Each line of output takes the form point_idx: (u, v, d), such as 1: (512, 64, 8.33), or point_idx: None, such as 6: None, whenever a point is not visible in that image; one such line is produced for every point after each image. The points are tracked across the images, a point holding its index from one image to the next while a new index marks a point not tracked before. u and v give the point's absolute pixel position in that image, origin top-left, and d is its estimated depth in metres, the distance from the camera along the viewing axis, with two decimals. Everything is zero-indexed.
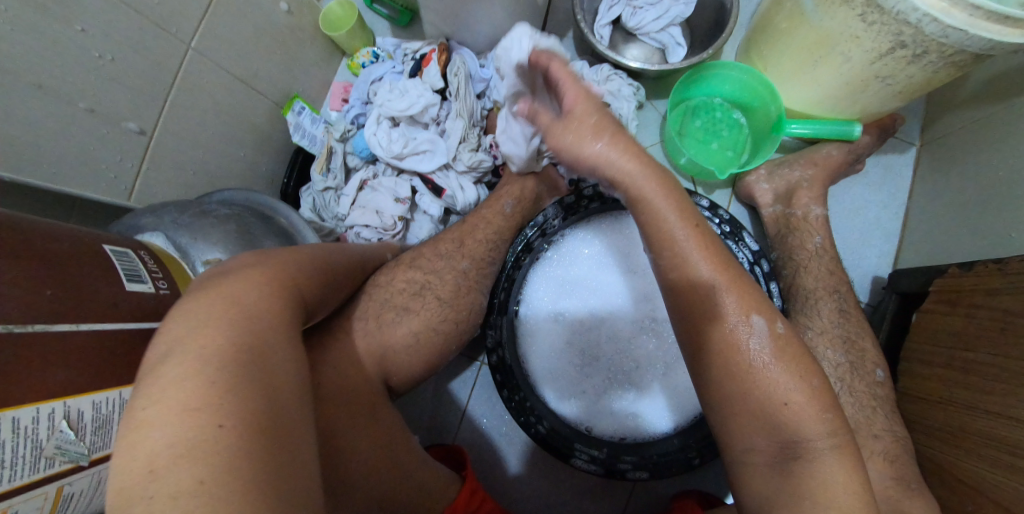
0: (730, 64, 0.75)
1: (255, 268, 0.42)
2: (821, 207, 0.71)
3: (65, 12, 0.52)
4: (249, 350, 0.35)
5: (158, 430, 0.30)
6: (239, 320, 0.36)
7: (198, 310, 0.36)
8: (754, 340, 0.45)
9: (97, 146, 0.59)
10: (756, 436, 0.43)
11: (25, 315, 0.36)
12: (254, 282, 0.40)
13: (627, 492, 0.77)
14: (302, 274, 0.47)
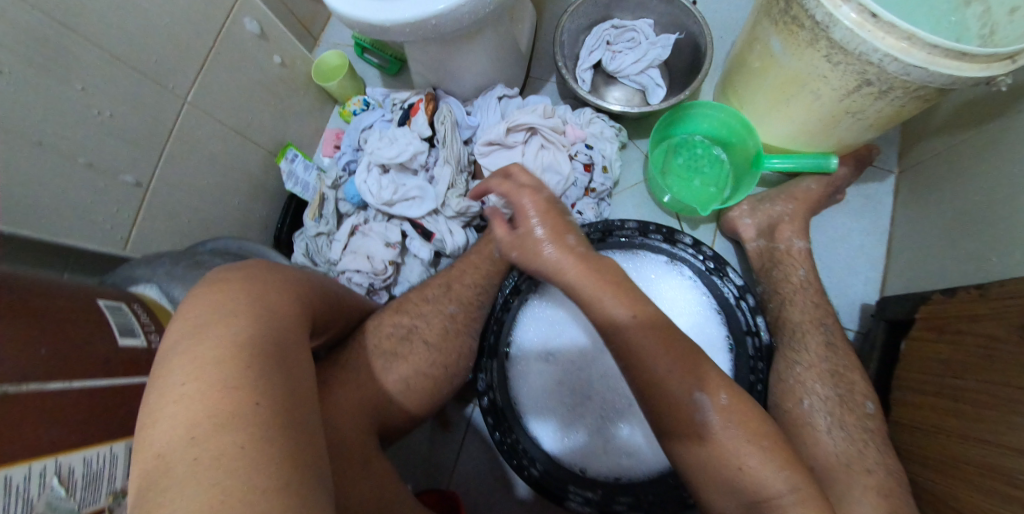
0: (707, 103, 0.78)
1: (274, 275, 0.47)
2: (804, 240, 0.72)
3: (65, 73, 0.55)
4: (275, 344, 0.39)
5: (196, 400, 0.33)
6: (265, 315, 0.41)
7: (227, 301, 0.40)
8: (700, 412, 0.48)
9: (95, 199, 0.61)
10: (721, 490, 0.46)
11: (17, 374, 0.37)
12: (275, 288, 0.45)
13: None
14: (313, 287, 0.52)
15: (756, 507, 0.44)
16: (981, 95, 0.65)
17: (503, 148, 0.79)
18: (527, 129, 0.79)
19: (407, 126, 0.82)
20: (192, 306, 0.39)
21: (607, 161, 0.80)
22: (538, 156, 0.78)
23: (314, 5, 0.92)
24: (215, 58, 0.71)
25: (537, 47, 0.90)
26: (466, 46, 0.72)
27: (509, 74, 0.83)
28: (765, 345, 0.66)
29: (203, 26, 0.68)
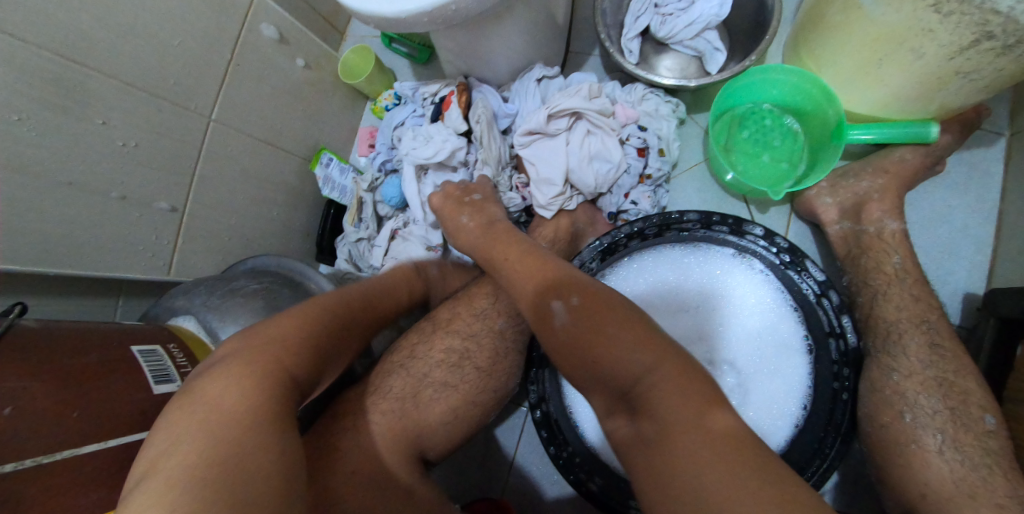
0: (779, 66, 0.67)
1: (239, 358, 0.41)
2: (898, 220, 0.62)
3: (85, 108, 0.53)
4: (221, 466, 0.34)
5: None
6: (217, 427, 0.36)
7: (181, 419, 0.36)
8: (557, 319, 0.46)
9: (130, 231, 0.60)
10: (601, 394, 0.43)
11: (47, 444, 0.36)
12: (236, 378, 0.39)
13: None
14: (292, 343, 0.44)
15: None
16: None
17: (546, 137, 0.72)
18: (571, 115, 0.71)
19: (441, 121, 0.76)
20: (187, 394, 0.38)
21: (662, 142, 0.72)
22: (584, 143, 0.71)
23: None
24: (235, 70, 0.67)
25: (577, 17, 0.81)
26: (495, 29, 0.64)
27: (547, 53, 0.75)
28: (852, 349, 0.58)
29: (218, 38, 0.64)
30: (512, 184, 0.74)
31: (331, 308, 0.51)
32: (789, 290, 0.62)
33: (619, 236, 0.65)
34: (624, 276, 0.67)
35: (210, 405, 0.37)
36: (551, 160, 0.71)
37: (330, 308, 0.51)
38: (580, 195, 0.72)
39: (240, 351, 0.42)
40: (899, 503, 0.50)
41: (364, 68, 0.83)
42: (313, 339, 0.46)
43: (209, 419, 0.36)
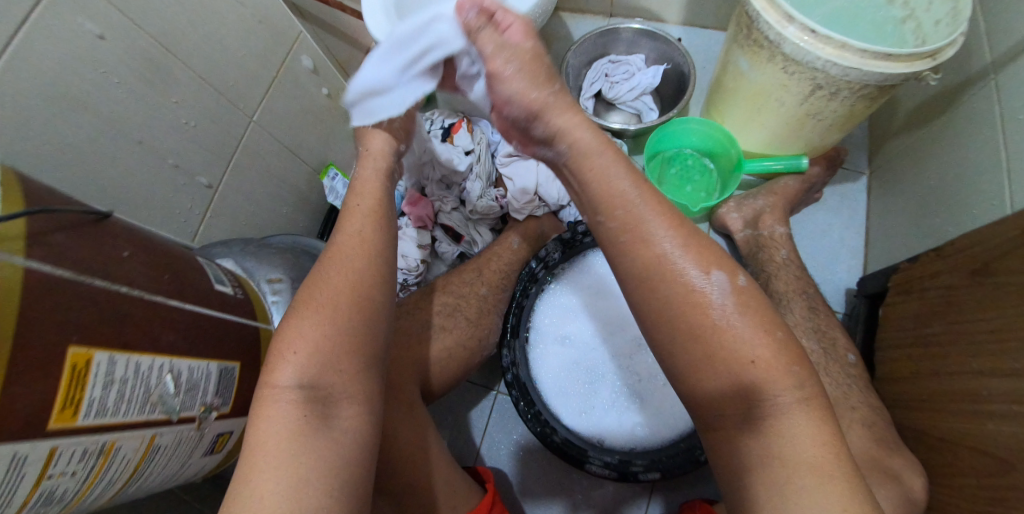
0: (692, 119, 0.89)
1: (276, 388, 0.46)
2: (784, 226, 0.83)
3: (165, 87, 0.67)
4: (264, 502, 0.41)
5: None
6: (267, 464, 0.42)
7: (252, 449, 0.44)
8: (716, 295, 0.42)
9: (172, 196, 0.70)
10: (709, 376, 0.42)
11: (150, 288, 0.45)
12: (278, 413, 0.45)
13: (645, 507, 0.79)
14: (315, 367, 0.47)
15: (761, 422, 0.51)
16: (922, 99, 0.78)
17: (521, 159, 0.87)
18: None
19: (449, 143, 0.88)
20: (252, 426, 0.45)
21: None
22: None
23: None
24: (275, 86, 0.83)
25: None
26: None
27: None
28: None
29: (268, 60, 0.81)
30: (493, 196, 0.88)
31: (314, 293, 0.49)
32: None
33: (575, 232, 0.81)
34: (580, 269, 0.83)
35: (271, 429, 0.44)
36: (524, 175, 0.86)
37: (315, 295, 0.49)
38: (546, 207, 0.87)
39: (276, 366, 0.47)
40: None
41: None
42: (326, 347, 0.47)
43: (270, 446, 0.43)
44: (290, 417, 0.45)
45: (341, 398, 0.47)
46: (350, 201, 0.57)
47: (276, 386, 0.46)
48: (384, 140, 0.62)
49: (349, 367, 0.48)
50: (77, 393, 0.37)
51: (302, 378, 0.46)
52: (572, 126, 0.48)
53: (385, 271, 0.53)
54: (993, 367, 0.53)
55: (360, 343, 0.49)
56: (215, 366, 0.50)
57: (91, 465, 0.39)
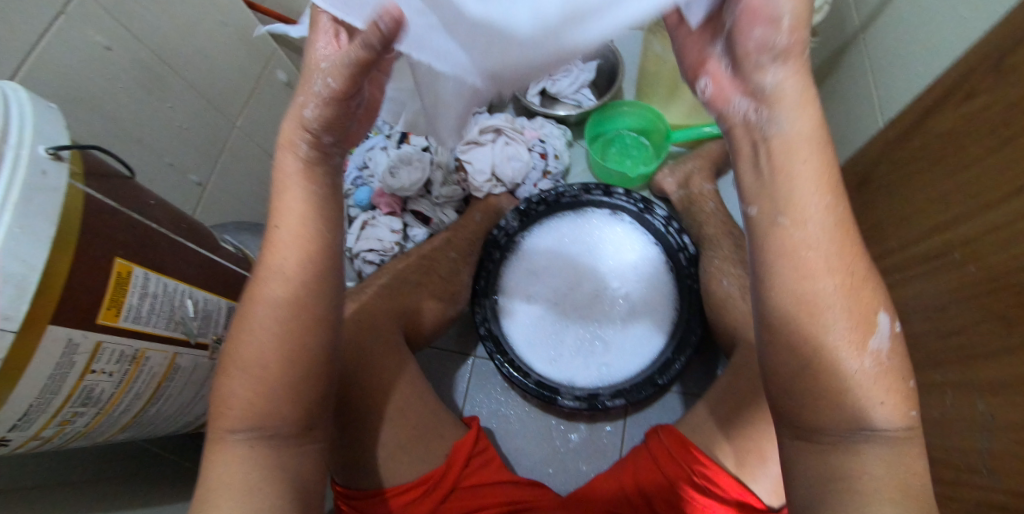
0: (622, 103, 1.00)
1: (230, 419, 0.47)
2: (711, 183, 0.95)
3: (163, 95, 0.74)
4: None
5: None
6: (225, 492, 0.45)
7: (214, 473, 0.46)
8: (876, 341, 0.39)
9: (169, 190, 0.76)
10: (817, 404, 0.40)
11: (176, 229, 0.54)
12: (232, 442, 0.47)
13: (619, 438, 0.87)
14: (265, 399, 0.47)
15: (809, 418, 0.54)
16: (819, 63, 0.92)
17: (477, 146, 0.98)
18: (495, 131, 0.98)
19: (407, 144, 0.99)
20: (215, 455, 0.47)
21: (558, 152, 1.03)
22: (504, 150, 0.97)
23: None
24: (254, 97, 0.91)
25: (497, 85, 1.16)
26: None
27: None
28: (693, 255, 0.86)
29: (248, 73, 0.89)
30: (454, 181, 0.99)
31: (243, 351, 0.47)
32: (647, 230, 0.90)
33: (531, 202, 0.90)
34: (538, 235, 0.91)
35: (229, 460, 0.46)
36: (482, 159, 0.96)
37: (243, 349, 0.47)
38: (505, 186, 0.97)
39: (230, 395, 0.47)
40: (725, 333, 0.77)
41: None
42: (276, 380, 0.47)
43: (226, 475, 0.46)
44: (244, 444, 0.47)
45: (279, 437, 0.48)
46: (272, 226, 0.48)
47: (224, 428, 0.47)
48: (296, 123, 0.46)
49: (286, 415, 0.48)
50: (120, 298, 0.44)
51: (245, 422, 0.47)
52: (784, 93, 0.38)
53: (309, 324, 0.48)
54: (881, 255, 0.64)
55: (315, 381, 0.49)
56: (225, 302, 0.57)
57: (125, 370, 0.46)
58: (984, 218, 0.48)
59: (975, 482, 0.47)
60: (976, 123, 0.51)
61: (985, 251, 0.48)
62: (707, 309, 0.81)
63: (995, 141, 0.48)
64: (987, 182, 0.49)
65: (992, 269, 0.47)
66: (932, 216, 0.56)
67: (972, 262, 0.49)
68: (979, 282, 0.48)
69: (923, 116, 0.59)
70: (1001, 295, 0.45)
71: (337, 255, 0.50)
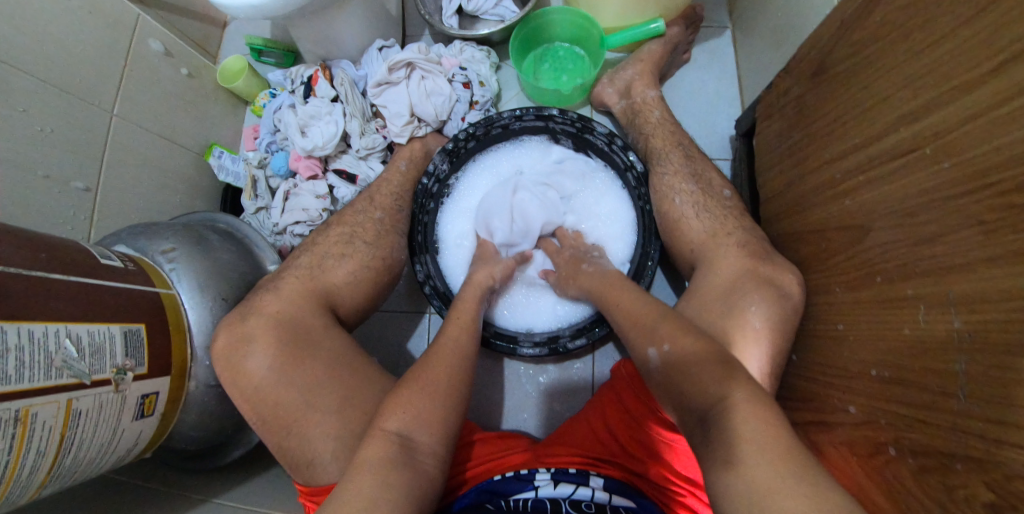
0: (550, 9, 0.87)
1: (397, 418, 0.54)
2: (655, 89, 0.86)
3: (7, 97, 0.62)
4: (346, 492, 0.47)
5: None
6: (374, 475, 0.48)
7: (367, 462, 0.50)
8: (652, 362, 0.57)
9: (51, 206, 0.66)
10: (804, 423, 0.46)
11: (27, 265, 0.46)
12: (386, 442, 0.52)
13: (590, 371, 0.87)
14: (432, 412, 0.55)
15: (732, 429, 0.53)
16: None
17: (391, 86, 0.89)
18: (407, 65, 0.88)
19: (314, 97, 0.90)
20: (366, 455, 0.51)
21: (482, 77, 0.91)
22: (421, 86, 0.88)
23: (207, 25, 0.99)
24: (129, 74, 0.78)
25: (406, 9, 1.01)
26: (338, 14, 0.83)
27: (386, 31, 0.94)
28: (641, 174, 0.81)
29: (112, 49, 0.76)
30: (374, 130, 0.91)
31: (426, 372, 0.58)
32: (588, 148, 0.86)
33: (459, 140, 0.83)
34: (472, 173, 0.87)
35: (378, 450, 0.51)
36: (398, 100, 0.88)
37: (426, 376, 0.58)
38: (427, 126, 0.90)
39: (404, 397, 0.56)
40: (682, 257, 0.73)
41: (239, 75, 0.95)
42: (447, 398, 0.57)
43: (376, 464, 0.49)
44: (391, 449, 0.51)
45: (426, 454, 0.52)
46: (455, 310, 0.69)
47: (384, 424, 0.53)
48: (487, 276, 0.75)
49: (428, 436, 0.54)
50: None
51: (407, 422, 0.54)
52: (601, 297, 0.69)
53: (467, 380, 0.60)
54: (838, 155, 0.57)
55: (459, 410, 0.58)
56: (117, 329, 0.51)
57: (11, 434, 0.41)
58: (960, 104, 0.41)
59: (949, 408, 0.42)
60: None
61: (959, 144, 0.42)
62: (661, 232, 0.77)
63: (970, 11, 0.41)
64: (960, 62, 0.42)
65: (971, 166, 0.40)
66: (894, 106, 0.49)
67: (947, 158, 0.43)
68: (952, 182, 0.42)
69: None
70: (982, 195, 0.39)
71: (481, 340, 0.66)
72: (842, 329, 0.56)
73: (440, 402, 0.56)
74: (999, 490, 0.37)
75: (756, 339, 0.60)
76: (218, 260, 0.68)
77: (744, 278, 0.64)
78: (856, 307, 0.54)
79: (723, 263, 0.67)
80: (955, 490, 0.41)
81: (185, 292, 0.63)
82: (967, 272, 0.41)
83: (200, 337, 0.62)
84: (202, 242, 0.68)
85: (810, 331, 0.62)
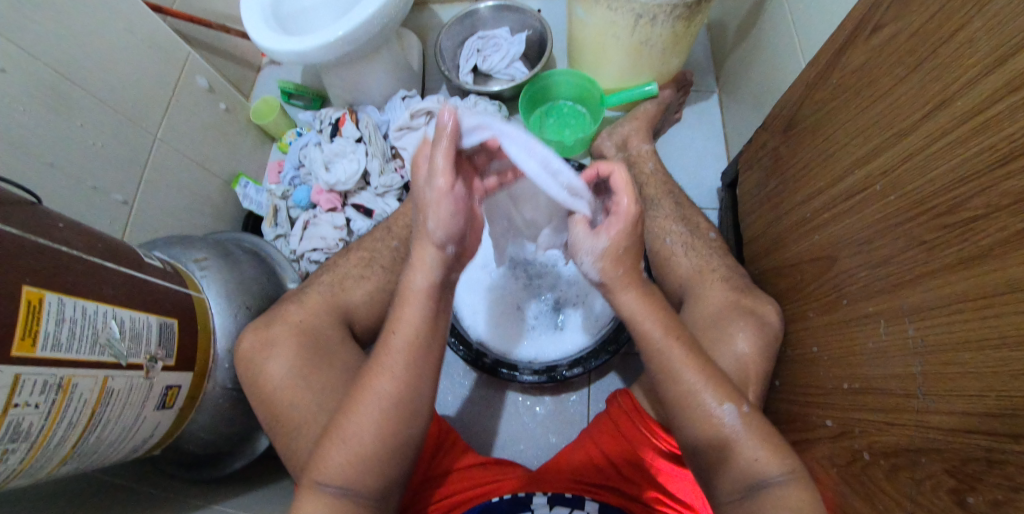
0: (555, 72, 0.99)
1: (330, 462, 0.49)
2: (648, 144, 0.95)
3: (68, 110, 0.69)
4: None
5: None
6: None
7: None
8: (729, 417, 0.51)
9: (94, 214, 0.72)
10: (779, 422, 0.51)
11: (87, 251, 0.51)
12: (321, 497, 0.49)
13: (585, 404, 0.90)
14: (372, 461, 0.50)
15: (755, 481, 0.49)
16: (746, 14, 0.93)
17: (411, 131, 0.98)
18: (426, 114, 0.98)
19: (339, 137, 0.99)
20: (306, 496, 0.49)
21: None
22: None
23: (244, 69, 1.10)
24: (174, 104, 0.86)
25: (427, 67, 1.13)
26: (369, 66, 0.94)
27: (408, 84, 1.05)
28: None
29: (163, 81, 0.84)
30: (392, 170, 0.99)
31: (353, 419, 0.50)
32: None
33: None
34: None
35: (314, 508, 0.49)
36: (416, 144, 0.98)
37: (349, 425, 0.50)
38: None
39: (332, 448, 0.50)
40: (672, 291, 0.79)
41: (270, 114, 1.04)
42: (388, 441, 0.50)
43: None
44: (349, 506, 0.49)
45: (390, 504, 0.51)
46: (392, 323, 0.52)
47: (316, 476, 0.49)
48: (429, 246, 0.51)
49: (376, 477, 0.50)
50: (35, 327, 0.42)
51: (337, 474, 0.49)
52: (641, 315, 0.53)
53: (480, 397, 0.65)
54: (810, 196, 0.65)
55: (402, 433, 0.51)
56: (154, 320, 0.55)
57: (51, 400, 0.43)
58: (900, 147, 0.50)
59: (911, 408, 0.46)
60: (895, 48, 0.51)
61: (903, 179, 0.49)
62: (653, 269, 0.84)
63: (904, 71, 0.50)
64: (898, 113, 0.51)
65: (909, 196, 0.48)
66: (851, 152, 0.57)
67: (893, 192, 0.50)
68: (898, 212, 0.50)
69: (839, 53, 0.60)
70: (922, 219, 0.46)
71: (436, 354, 0.53)
72: (816, 351, 0.62)
73: (389, 410, 0.50)
74: (959, 475, 0.41)
75: (746, 363, 0.64)
76: (243, 272, 0.73)
77: (731, 305, 0.70)
78: (828, 329, 0.60)
79: (710, 295, 0.73)
80: (923, 483, 0.45)
81: (212, 298, 0.67)
82: (915, 285, 0.47)
83: (223, 341, 0.66)
84: (229, 255, 0.73)
85: (790, 358, 0.67)
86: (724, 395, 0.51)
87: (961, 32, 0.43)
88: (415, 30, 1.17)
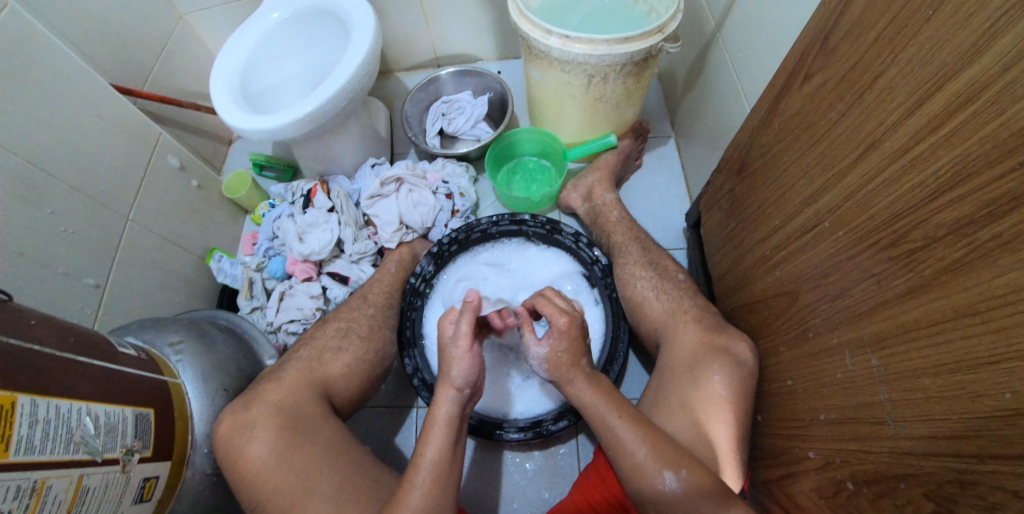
0: (518, 130, 1.04)
1: None
2: (611, 193, 0.99)
3: (38, 199, 0.69)
4: None
5: None
6: None
7: None
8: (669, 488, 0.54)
9: (64, 301, 0.71)
10: None
11: (59, 346, 0.50)
12: None
13: (574, 456, 0.89)
14: None
15: None
16: (692, 65, 1.00)
17: (383, 198, 1.01)
18: (396, 180, 1.01)
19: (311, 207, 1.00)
20: None
21: (463, 190, 1.04)
22: (408, 197, 1.00)
23: (215, 143, 1.12)
24: (145, 185, 0.87)
25: (395, 132, 1.17)
26: (337, 135, 0.97)
27: (378, 150, 1.09)
28: (606, 266, 0.91)
29: (134, 164, 0.85)
30: (366, 236, 1.00)
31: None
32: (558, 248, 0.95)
33: (442, 244, 0.93)
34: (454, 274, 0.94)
35: None
36: (388, 210, 0.99)
37: None
38: (413, 230, 1.00)
39: None
40: (648, 334, 0.81)
41: (243, 187, 1.06)
42: None
43: None
44: None
45: None
46: (418, 450, 0.55)
47: None
48: (449, 388, 0.57)
49: None
50: (7, 431, 0.41)
51: None
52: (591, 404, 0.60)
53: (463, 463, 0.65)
54: (767, 234, 0.69)
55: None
56: (130, 411, 0.54)
57: (25, 505, 0.42)
58: (839, 186, 0.54)
59: (884, 434, 0.48)
60: (823, 95, 0.56)
61: (847, 215, 0.53)
62: (627, 314, 0.86)
63: (834, 117, 0.55)
64: (833, 155, 0.55)
65: (854, 232, 0.52)
66: (798, 192, 0.61)
67: (840, 228, 0.54)
68: (845, 247, 0.53)
69: (776, 101, 0.65)
70: (868, 253, 0.50)
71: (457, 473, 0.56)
72: (791, 384, 0.64)
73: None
74: (936, 499, 0.43)
75: (720, 404, 0.65)
76: (219, 352, 0.72)
77: (706, 344, 0.72)
78: (799, 364, 0.62)
79: (685, 337, 0.75)
80: (904, 508, 0.46)
81: (188, 382, 0.66)
82: (873, 316, 0.49)
83: (201, 426, 0.64)
84: (205, 335, 0.73)
85: (768, 393, 0.69)
86: (661, 464, 0.56)
87: (879, 80, 0.48)
88: (382, 97, 1.22)
